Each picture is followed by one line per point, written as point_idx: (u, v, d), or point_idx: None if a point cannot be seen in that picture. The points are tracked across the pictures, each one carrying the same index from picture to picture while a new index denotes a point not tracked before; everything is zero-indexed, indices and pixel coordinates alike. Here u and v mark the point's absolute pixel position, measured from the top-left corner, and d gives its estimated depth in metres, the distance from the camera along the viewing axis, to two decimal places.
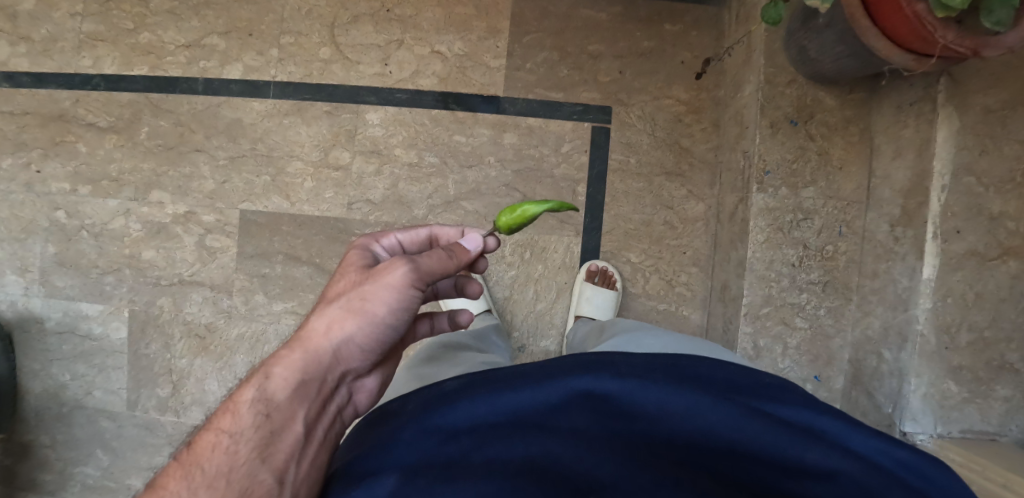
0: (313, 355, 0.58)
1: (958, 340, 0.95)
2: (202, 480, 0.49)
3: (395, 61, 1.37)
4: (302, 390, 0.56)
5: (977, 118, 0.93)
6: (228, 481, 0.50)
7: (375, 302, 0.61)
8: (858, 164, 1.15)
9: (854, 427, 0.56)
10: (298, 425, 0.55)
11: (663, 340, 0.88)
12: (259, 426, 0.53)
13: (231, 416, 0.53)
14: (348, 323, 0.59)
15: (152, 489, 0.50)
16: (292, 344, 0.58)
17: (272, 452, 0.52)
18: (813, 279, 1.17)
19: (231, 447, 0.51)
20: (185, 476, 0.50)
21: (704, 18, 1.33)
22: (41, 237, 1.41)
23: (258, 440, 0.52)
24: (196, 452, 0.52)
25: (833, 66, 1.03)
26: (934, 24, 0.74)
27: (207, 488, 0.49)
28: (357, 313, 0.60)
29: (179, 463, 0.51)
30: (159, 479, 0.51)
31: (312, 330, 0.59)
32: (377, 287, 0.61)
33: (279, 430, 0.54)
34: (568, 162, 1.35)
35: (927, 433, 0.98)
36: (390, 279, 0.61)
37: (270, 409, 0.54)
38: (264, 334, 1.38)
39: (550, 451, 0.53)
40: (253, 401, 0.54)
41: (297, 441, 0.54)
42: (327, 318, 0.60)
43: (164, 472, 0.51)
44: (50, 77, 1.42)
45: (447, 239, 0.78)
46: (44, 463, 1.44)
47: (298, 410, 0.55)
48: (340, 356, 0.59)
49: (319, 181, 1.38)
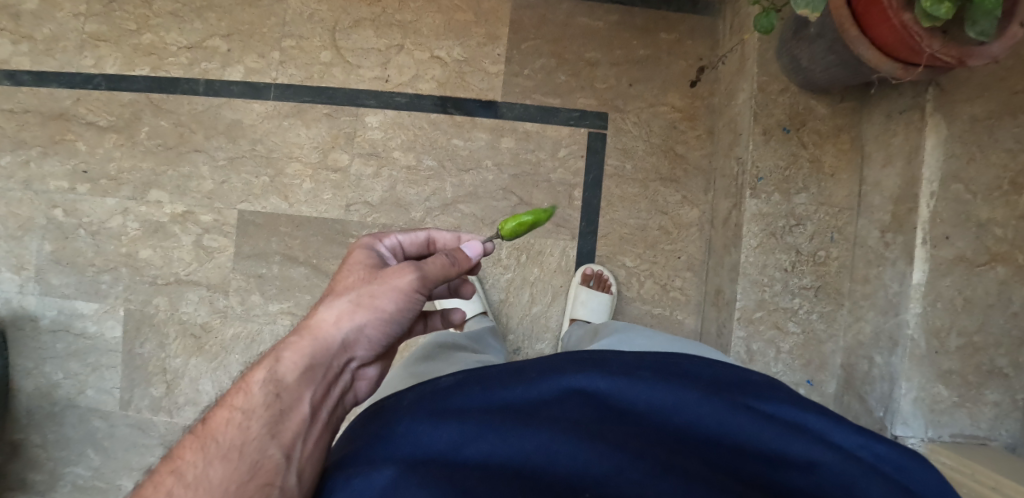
0: (323, 342, 0.59)
1: (948, 345, 0.97)
2: (217, 452, 0.50)
3: (395, 66, 1.39)
4: (311, 374, 0.57)
5: (964, 127, 0.95)
6: (240, 455, 0.51)
7: (382, 297, 0.62)
8: (849, 171, 1.17)
9: (835, 423, 0.58)
10: (304, 406, 0.56)
11: (654, 340, 0.90)
12: (270, 405, 0.54)
13: (243, 395, 0.54)
14: (358, 315, 0.61)
15: (169, 459, 0.51)
16: (302, 331, 0.59)
17: (282, 430, 0.53)
18: (806, 284, 1.18)
19: (243, 422, 0.52)
20: (201, 448, 0.51)
21: (699, 27, 1.36)
22: (38, 235, 1.41)
23: (268, 418, 0.53)
24: (210, 426, 0.53)
25: (824, 75, 1.05)
26: (921, 34, 0.76)
27: (221, 460, 0.50)
28: (365, 307, 0.61)
29: (196, 436, 0.52)
30: (176, 450, 0.52)
31: (322, 319, 0.60)
32: (386, 286, 0.62)
33: (287, 410, 0.54)
34: (564, 167, 1.37)
35: (917, 437, 0.99)
36: (399, 279, 0.63)
37: (280, 390, 0.55)
38: (260, 334, 1.38)
39: (543, 444, 0.54)
40: (264, 381, 0.55)
41: (304, 422, 0.55)
42: (336, 309, 0.61)
43: (179, 444, 0.52)
44: (51, 76, 1.43)
45: (444, 243, 0.78)
46: (34, 462, 1.43)
47: (306, 392, 0.56)
48: (348, 345, 0.60)
49: (317, 182, 1.39)
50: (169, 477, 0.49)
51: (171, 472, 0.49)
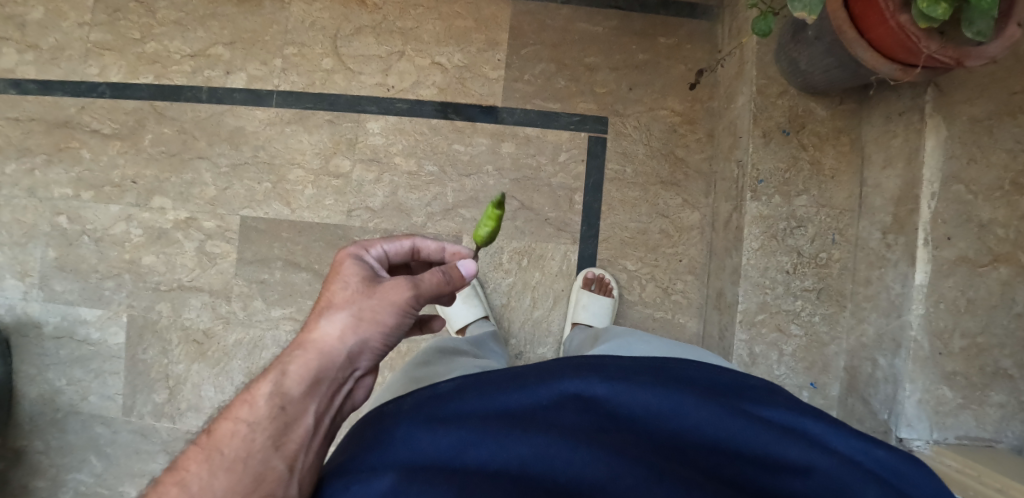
0: (327, 356, 0.59)
1: (952, 346, 0.96)
2: (221, 463, 0.51)
3: (396, 73, 1.40)
4: (315, 387, 0.57)
5: (964, 127, 0.95)
6: (245, 466, 0.51)
7: (383, 312, 0.62)
8: (850, 173, 1.17)
9: (833, 427, 0.57)
10: (309, 418, 0.56)
11: (655, 346, 0.89)
12: (275, 417, 0.54)
13: (248, 407, 0.54)
14: (360, 330, 0.61)
15: (173, 470, 0.51)
16: (305, 345, 0.59)
17: (285, 442, 0.53)
18: (807, 285, 1.18)
19: (248, 434, 0.52)
20: (206, 459, 0.51)
21: (698, 31, 1.37)
22: (42, 242, 1.42)
23: (272, 430, 0.53)
24: (214, 437, 0.53)
25: (823, 77, 1.06)
26: (918, 35, 0.76)
27: (225, 471, 0.50)
28: (367, 321, 0.61)
29: (200, 446, 0.52)
30: (180, 461, 0.52)
31: (324, 333, 0.60)
32: (386, 301, 0.62)
33: (292, 422, 0.55)
34: (564, 172, 1.37)
35: (923, 440, 0.98)
36: (398, 295, 0.63)
37: (285, 402, 0.55)
38: (262, 340, 1.38)
39: (541, 448, 0.54)
40: (269, 393, 0.55)
41: (307, 433, 0.55)
42: (337, 324, 0.60)
43: (183, 455, 0.52)
44: (56, 84, 1.44)
45: (427, 252, 0.77)
46: (36, 469, 1.43)
47: (310, 404, 0.56)
48: (351, 359, 0.61)
49: (319, 188, 1.39)
50: (174, 488, 0.49)
51: (175, 483, 0.49)
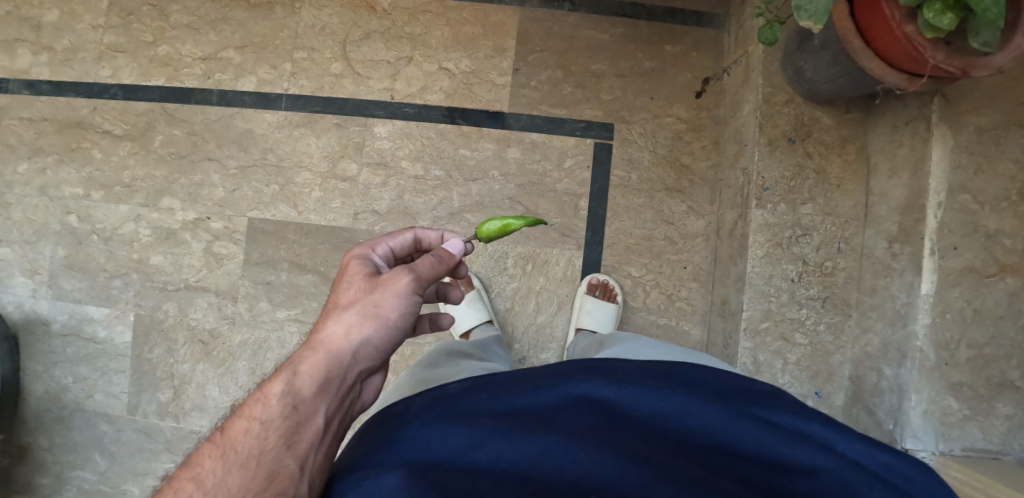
0: (336, 355, 0.59)
1: (958, 356, 0.95)
2: (236, 460, 0.51)
3: (404, 77, 1.41)
4: (327, 386, 0.57)
5: (970, 137, 0.95)
6: (258, 464, 0.51)
7: (386, 307, 0.63)
8: (855, 182, 1.17)
9: (840, 431, 0.57)
10: (320, 418, 0.56)
11: (660, 351, 0.89)
12: (288, 417, 0.54)
13: (261, 405, 0.54)
14: (365, 327, 0.61)
15: (189, 466, 0.52)
16: (314, 345, 0.60)
17: (298, 441, 0.53)
18: (813, 294, 1.18)
19: (261, 433, 0.53)
20: (220, 456, 0.52)
21: (704, 39, 1.38)
22: (52, 240, 1.44)
23: (285, 429, 0.53)
24: (229, 435, 0.53)
25: (829, 86, 1.06)
26: (924, 45, 0.77)
27: (240, 468, 0.51)
28: (372, 318, 0.62)
29: (215, 444, 0.53)
30: (195, 458, 0.53)
31: (332, 332, 0.60)
32: (388, 294, 0.63)
33: (303, 422, 0.55)
34: (570, 178, 1.38)
35: (928, 451, 0.96)
36: (398, 287, 0.64)
37: (298, 401, 0.55)
38: (267, 341, 1.38)
39: (549, 448, 0.54)
40: (282, 393, 0.55)
41: (318, 433, 0.55)
42: (344, 322, 0.61)
43: (198, 452, 0.53)
44: (70, 86, 1.46)
45: (428, 243, 0.79)
46: (41, 466, 1.43)
47: (321, 404, 0.56)
48: (359, 356, 0.61)
49: (326, 191, 1.40)
50: (189, 483, 0.50)
51: (191, 479, 0.50)
